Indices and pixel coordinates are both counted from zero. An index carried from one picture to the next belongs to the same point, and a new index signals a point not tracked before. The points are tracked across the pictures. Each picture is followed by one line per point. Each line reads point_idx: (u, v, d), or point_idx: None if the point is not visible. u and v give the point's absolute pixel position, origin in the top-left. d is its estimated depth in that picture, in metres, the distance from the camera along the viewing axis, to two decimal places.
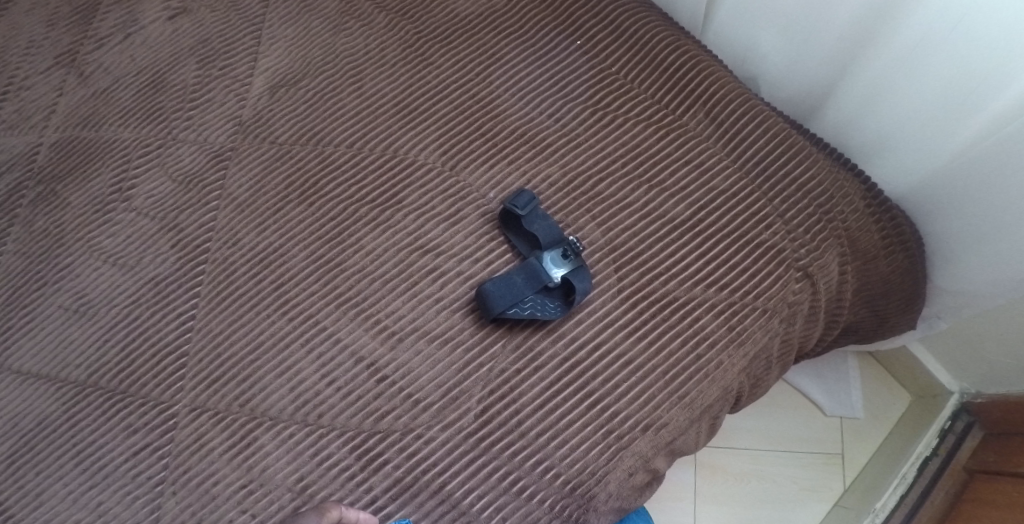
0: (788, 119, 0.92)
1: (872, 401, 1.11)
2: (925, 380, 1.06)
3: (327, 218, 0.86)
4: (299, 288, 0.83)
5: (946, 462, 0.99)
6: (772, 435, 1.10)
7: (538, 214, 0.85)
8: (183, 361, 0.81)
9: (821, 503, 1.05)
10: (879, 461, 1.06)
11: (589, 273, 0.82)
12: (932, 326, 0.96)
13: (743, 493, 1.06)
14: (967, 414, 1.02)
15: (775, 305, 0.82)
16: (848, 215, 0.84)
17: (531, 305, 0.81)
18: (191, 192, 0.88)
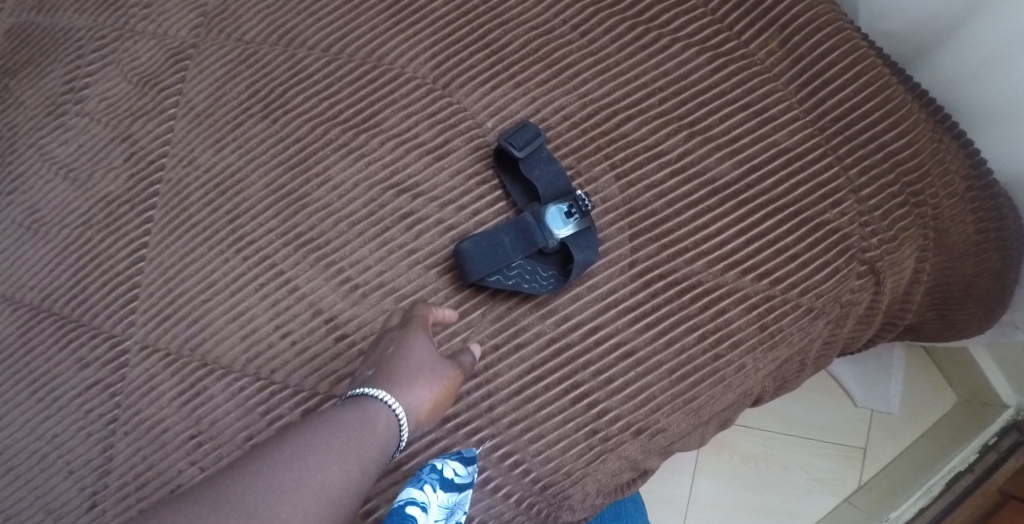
0: (886, 58, 0.71)
1: (911, 394, 0.96)
2: (980, 385, 0.91)
3: (293, 141, 0.73)
4: (255, 222, 0.72)
5: (980, 480, 0.87)
6: (792, 419, 0.96)
7: (541, 157, 0.68)
8: (134, 294, 0.74)
9: (831, 497, 0.92)
10: (905, 464, 0.92)
11: (595, 239, 0.67)
12: (1006, 334, 0.79)
13: (743, 476, 0.94)
14: (1018, 432, 0.89)
15: (824, 304, 0.66)
16: (943, 198, 0.66)
17: (519, 273, 0.67)
18: (146, 96, 0.77)
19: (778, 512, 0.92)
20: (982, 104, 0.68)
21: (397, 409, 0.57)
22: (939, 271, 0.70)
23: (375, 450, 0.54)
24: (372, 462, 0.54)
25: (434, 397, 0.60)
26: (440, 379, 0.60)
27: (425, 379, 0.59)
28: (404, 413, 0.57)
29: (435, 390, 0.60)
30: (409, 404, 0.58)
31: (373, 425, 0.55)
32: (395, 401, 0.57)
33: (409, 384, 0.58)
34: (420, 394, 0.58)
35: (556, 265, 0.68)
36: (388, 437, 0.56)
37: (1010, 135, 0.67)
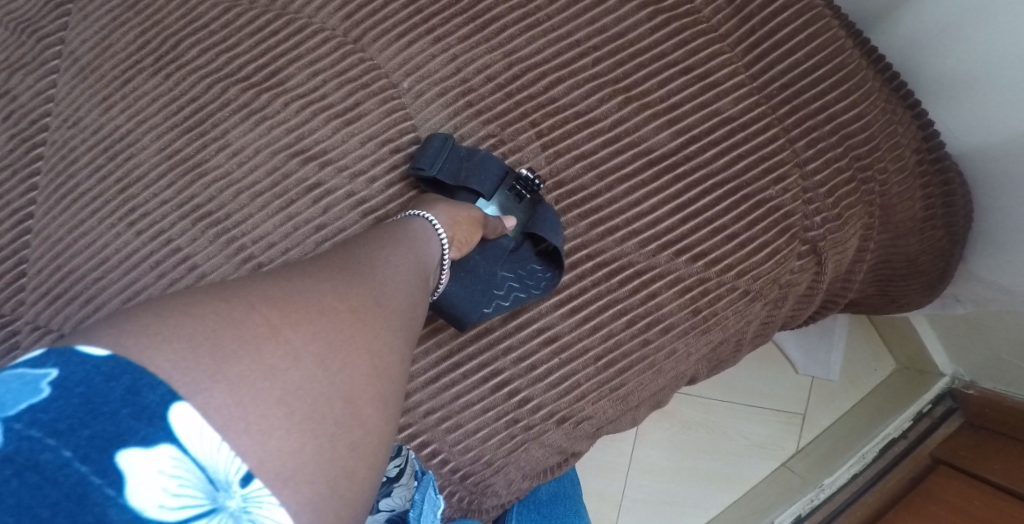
0: (841, 18, 0.64)
1: (852, 363, 0.94)
2: (918, 353, 0.89)
3: (188, 100, 0.66)
4: (149, 192, 0.65)
5: (912, 447, 0.84)
6: (732, 385, 0.93)
7: (460, 158, 0.61)
8: (20, 271, 0.67)
9: (767, 461, 0.91)
10: (842, 431, 0.90)
11: (556, 214, 0.61)
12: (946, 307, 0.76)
13: (682, 441, 0.92)
14: (952, 399, 0.86)
15: (762, 286, 0.61)
16: (893, 174, 0.61)
17: (504, 289, 0.61)
18: (24, 45, 0.69)
19: (715, 479, 0.91)
20: (938, 76, 0.62)
21: (437, 220, 0.55)
22: (884, 249, 0.65)
23: (425, 250, 0.52)
24: (432, 260, 0.52)
25: (469, 227, 0.57)
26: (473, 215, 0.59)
27: (461, 211, 0.58)
28: (449, 229, 0.55)
29: (471, 222, 0.58)
30: (449, 219, 0.56)
31: (416, 227, 0.53)
32: (434, 217, 0.55)
33: (446, 208, 0.57)
34: (458, 218, 0.57)
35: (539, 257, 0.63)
36: (436, 248, 0.53)
37: (965, 109, 0.61)
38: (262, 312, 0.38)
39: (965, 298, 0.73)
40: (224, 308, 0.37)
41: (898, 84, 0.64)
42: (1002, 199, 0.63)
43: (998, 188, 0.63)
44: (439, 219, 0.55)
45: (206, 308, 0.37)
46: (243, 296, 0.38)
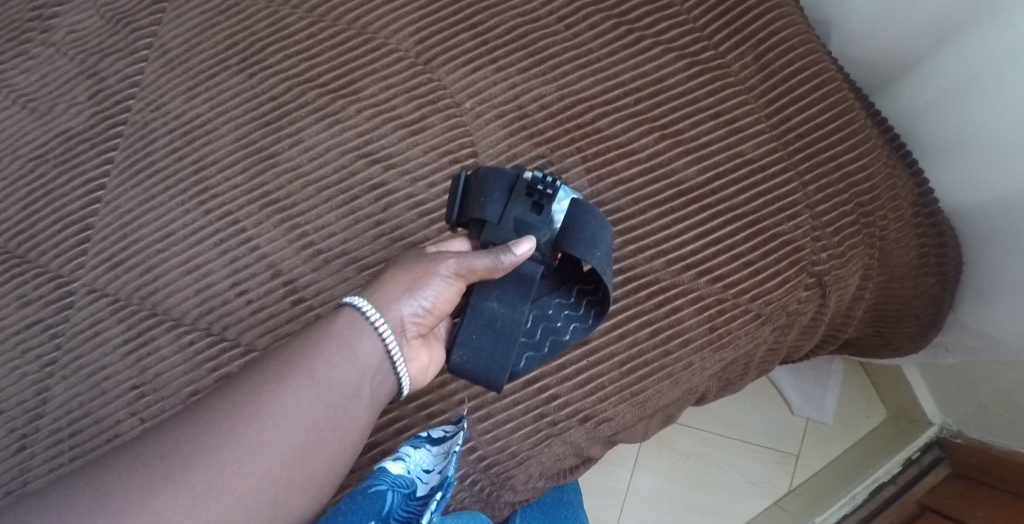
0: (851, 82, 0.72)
1: (845, 410, 1.00)
2: (908, 402, 0.95)
3: (268, 97, 0.72)
4: (221, 176, 0.71)
5: (901, 492, 0.90)
6: (731, 422, 0.99)
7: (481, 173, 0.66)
8: (85, 236, 0.72)
9: (761, 499, 0.96)
10: (833, 473, 0.95)
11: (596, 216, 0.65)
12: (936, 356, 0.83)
13: (681, 472, 0.97)
14: (939, 449, 0.92)
15: (772, 311, 0.68)
16: (891, 218, 0.68)
17: (541, 334, 0.68)
18: (118, 33, 0.74)
19: (711, 512, 0.95)
20: (936, 138, 0.70)
21: (377, 308, 0.59)
22: (882, 288, 0.72)
23: (333, 359, 0.57)
24: (338, 367, 0.57)
25: (429, 295, 0.61)
26: (443, 276, 0.61)
27: (422, 278, 0.61)
28: (393, 310, 0.60)
29: (432, 290, 0.61)
30: (393, 302, 0.60)
31: (325, 337, 0.58)
32: (379, 300, 0.60)
33: (395, 285, 0.61)
34: (412, 291, 0.61)
35: (580, 275, 0.70)
36: (357, 347, 0.58)
37: (959, 168, 0.69)
38: (115, 494, 0.49)
39: (953, 347, 0.80)
40: (91, 492, 0.50)
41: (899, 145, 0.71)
42: (994, 254, 0.70)
43: (989, 243, 0.70)
44: (381, 304, 0.60)
45: (83, 495, 0.49)
46: (107, 478, 0.50)
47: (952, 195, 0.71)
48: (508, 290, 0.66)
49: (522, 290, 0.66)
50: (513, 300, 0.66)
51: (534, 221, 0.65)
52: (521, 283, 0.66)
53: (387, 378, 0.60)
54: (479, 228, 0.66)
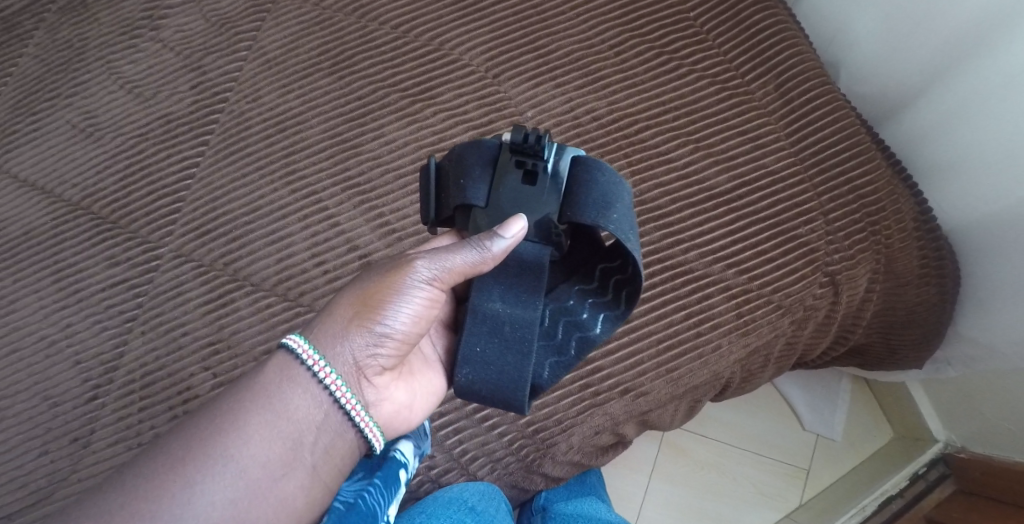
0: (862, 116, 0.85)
1: (854, 429, 1.07)
2: (915, 422, 1.02)
3: (354, 97, 0.82)
4: (308, 161, 0.79)
5: (909, 505, 0.95)
6: (745, 436, 1.06)
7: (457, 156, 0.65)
8: (177, 207, 0.78)
9: (773, 511, 1.02)
10: (842, 488, 1.02)
11: (601, 173, 0.63)
12: (938, 371, 0.91)
13: (697, 480, 1.04)
14: (944, 465, 0.98)
15: (791, 303, 0.76)
16: (893, 227, 0.78)
17: (564, 333, 0.69)
18: (221, 34, 0.84)
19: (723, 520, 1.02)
20: (932, 163, 0.82)
21: (320, 354, 0.56)
22: (888, 294, 0.81)
23: (256, 420, 0.54)
24: (262, 432, 0.53)
25: (389, 327, 0.57)
26: (404, 296, 0.57)
27: (382, 300, 0.57)
28: (341, 353, 0.56)
29: (393, 315, 0.57)
30: (341, 339, 0.56)
31: (264, 393, 0.54)
32: (324, 342, 0.56)
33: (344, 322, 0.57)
34: (366, 325, 0.57)
35: (603, 253, 0.70)
36: (298, 405, 0.55)
37: (952, 188, 0.81)
38: None
39: (955, 362, 0.89)
40: None
41: (899, 167, 0.83)
42: (987, 264, 0.81)
43: (981, 254, 0.81)
44: (327, 348, 0.56)
45: None
46: None
47: (947, 211, 0.82)
48: (515, 292, 0.64)
49: (531, 291, 0.64)
50: (524, 305, 0.63)
51: (528, 192, 0.63)
52: (534, 280, 0.64)
53: (337, 430, 0.57)
54: (466, 216, 0.64)
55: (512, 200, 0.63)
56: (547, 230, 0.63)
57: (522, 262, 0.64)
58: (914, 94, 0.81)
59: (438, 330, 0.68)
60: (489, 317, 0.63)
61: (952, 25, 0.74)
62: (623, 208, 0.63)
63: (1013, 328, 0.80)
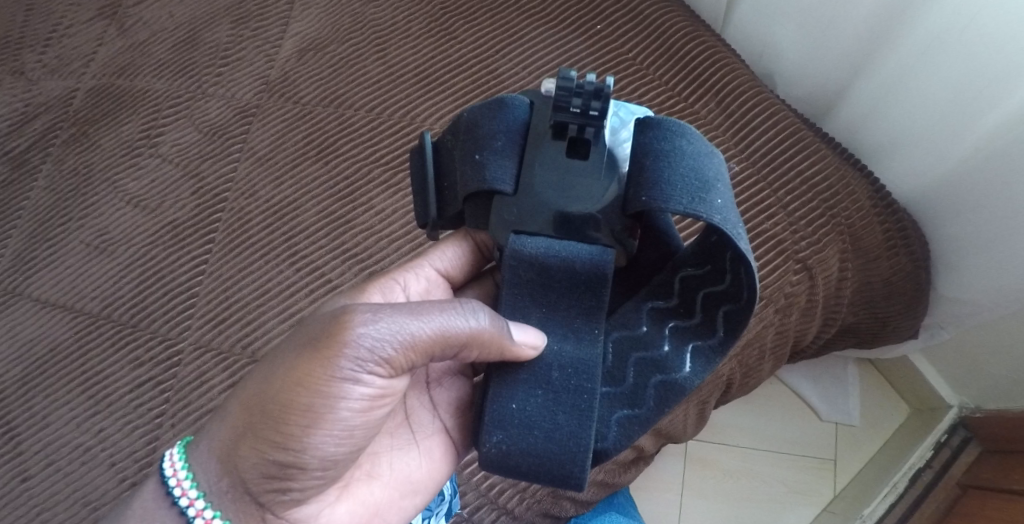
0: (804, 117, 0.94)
1: (871, 412, 1.13)
2: (927, 393, 1.07)
3: (341, 177, 0.89)
4: (308, 241, 0.86)
5: (939, 474, 1.00)
6: (765, 440, 1.12)
7: (494, 119, 0.64)
8: (191, 302, 0.84)
9: (808, 506, 1.08)
10: (870, 471, 1.07)
11: (693, 155, 0.61)
12: (933, 336, 0.98)
13: (728, 490, 1.09)
14: (964, 429, 1.02)
15: (771, 293, 0.82)
16: (852, 210, 0.84)
17: (639, 378, 0.64)
18: (215, 142, 0.92)
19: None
20: (876, 145, 0.90)
21: (194, 479, 0.57)
22: (862, 270, 0.87)
23: None
24: None
25: (302, 457, 0.55)
26: (326, 418, 0.55)
27: (310, 407, 0.54)
28: (227, 483, 0.57)
29: (313, 442, 0.55)
30: (253, 451, 0.55)
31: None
32: (207, 464, 0.57)
33: (246, 438, 0.56)
34: (277, 447, 0.55)
35: (688, 261, 0.66)
36: None
37: (900, 162, 0.88)
38: None
39: (946, 324, 0.95)
40: None
41: (846, 153, 0.91)
42: (948, 226, 0.88)
43: (940, 218, 0.88)
44: (213, 473, 0.57)
45: None
46: None
47: (902, 184, 0.90)
48: (572, 331, 0.62)
49: (591, 315, 0.62)
50: (585, 344, 0.62)
51: (571, 165, 0.62)
52: (595, 299, 0.62)
53: None
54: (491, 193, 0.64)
55: (547, 171, 0.62)
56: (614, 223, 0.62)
57: (577, 277, 0.62)
58: (842, 87, 0.91)
59: (445, 405, 0.70)
60: (538, 369, 0.61)
61: (856, 23, 0.83)
62: (722, 192, 0.61)
63: (991, 278, 0.86)
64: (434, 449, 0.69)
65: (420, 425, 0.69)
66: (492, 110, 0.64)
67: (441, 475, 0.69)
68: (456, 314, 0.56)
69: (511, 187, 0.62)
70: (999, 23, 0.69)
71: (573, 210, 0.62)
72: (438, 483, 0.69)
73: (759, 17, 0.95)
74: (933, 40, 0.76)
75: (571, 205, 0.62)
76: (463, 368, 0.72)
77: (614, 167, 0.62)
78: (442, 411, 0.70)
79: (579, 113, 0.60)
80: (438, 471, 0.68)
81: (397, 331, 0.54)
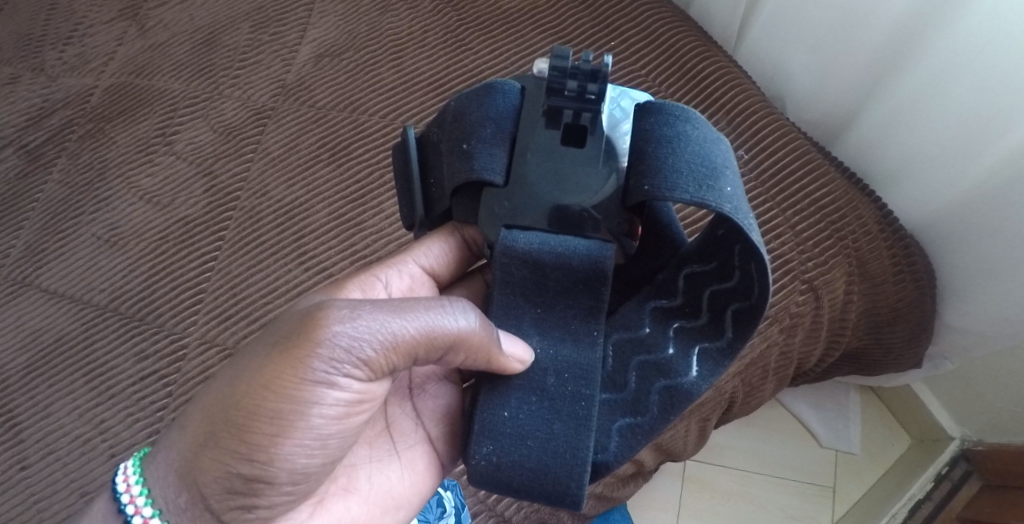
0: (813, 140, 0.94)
1: (873, 440, 1.12)
2: (929, 423, 1.06)
3: (353, 180, 0.90)
4: (317, 241, 0.86)
5: (940, 506, 0.99)
6: (765, 463, 1.11)
7: (489, 107, 0.66)
8: (198, 297, 0.84)
9: None
10: (870, 500, 1.06)
11: (696, 147, 0.62)
12: (937, 367, 0.97)
13: (726, 512, 1.08)
14: (966, 462, 1.01)
15: (777, 312, 0.82)
16: (860, 235, 0.85)
17: (641, 384, 0.64)
18: (229, 142, 0.93)
19: None
20: (885, 170, 0.91)
21: (149, 496, 0.56)
22: (867, 294, 0.87)
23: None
24: None
25: (270, 470, 0.55)
26: (296, 428, 0.55)
27: (283, 415, 0.54)
28: (185, 499, 0.56)
29: (283, 453, 0.55)
30: (219, 464, 0.55)
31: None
32: (162, 480, 0.56)
33: (209, 449, 0.55)
34: (244, 457, 0.55)
35: (693, 258, 0.67)
36: None
37: (908, 189, 0.89)
38: None
39: (950, 353, 0.95)
40: None
41: (854, 177, 0.91)
42: (953, 255, 0.88)
43: (946, 246, 0.88)
44: (170, 490, 0.56)
45: None
46: None
47: (910, 211, 0.90)
48: (569, 334, 0.62)
49: (590, 315, 0.62)
50: (582, 348, 0.62)
51: (563, 153, 0.64)
52: (594, 298, 0.62)
53: None
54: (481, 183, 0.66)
55: (537, 158, 0.64)
56: (612, 213, 0.64)
57: (574, 274, 0.62)
58: (852, 111, 0.91)
59: (430, 417, 0.70)
60: (532, 375, 0.61)
61: (869, 48, 0.84)
62: (730, 179, 0.61)
63: (995, 307, 0.86)
64: (415, 461, 0.68)
65: (402, 436, 0.69)
66: (481, 99, 0.66)
67: (422, 488, 0.68)
68: (435, 320, 0.56)
69: (502, 177, 0.64)
70: (1011, 52, 0.70)
71: (568, 200, 0.63)
72: (420, 496, 0.69)
73: (771, 40, 0.96)
74: (945, 66, 0.77)
75: (567, 195, 0.63)
76: (450, 374, 0.72)
77: (612, 156, 0.64)
78: (427, 423, 0.69)
79: (575, 97, 0.62)
80: (419, 483, 0.68)
81: (374, 336, 0.54)
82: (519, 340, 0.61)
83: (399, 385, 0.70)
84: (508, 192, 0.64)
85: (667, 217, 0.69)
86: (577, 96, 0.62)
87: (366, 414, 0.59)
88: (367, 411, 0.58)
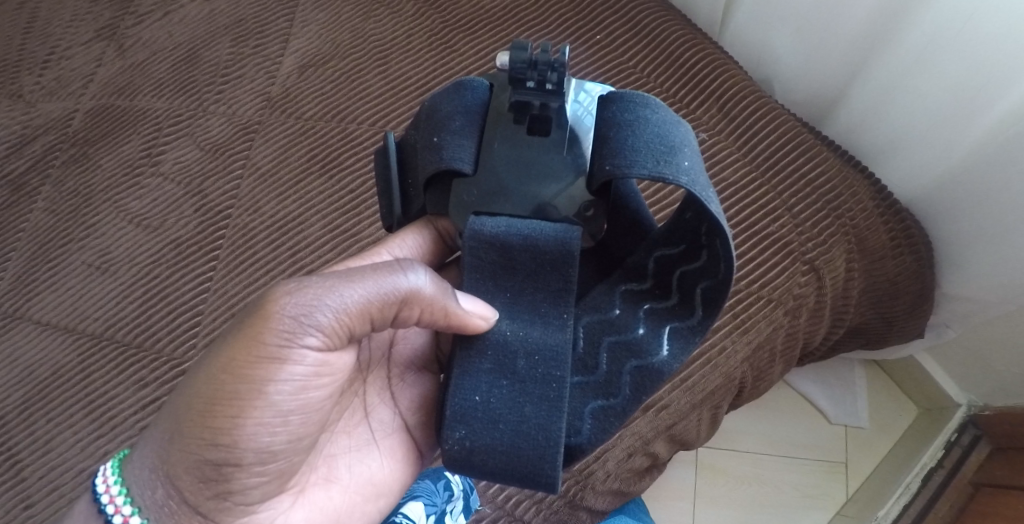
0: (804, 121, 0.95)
1: (881, 412, 1.13)
2: (935, 392, 1.07)
3: (346, 191, 0.88)
4: (314, 255, 0.85)
5: (951, 474, 0.99)
6: (777, 442, 1.12)
7: (461, 101, 0.65)
8: (196, 319, 0.82)
9: (822, 510, 1.07)
10: (881, 473, 1.07)
11: (653, 128, 0.61)
12: (940, 335, 0.98)
13: (741, 497, 1.09)
14: (974, 427, 1.02)
15: (780, 295, 0.82)
16: (857, 212, 0.85)
17: (613, 365, 0.63)
18: (217, 160, 0.91)
19: None
20: (876, 146, 0.91)
21: (127, 493, 0.56)
22: (868, 272, 0.87)
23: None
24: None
25: (236, 452, 0.55)
26: (257, 405, 0.55)
27: (241, 394, 0.54)
28: (162, 494, 0.56)
29: (245, 433, 0.54)
30: (185, 454, 0.55)
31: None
32: (140, 478, 0.56)
33: (176, 441, 0.55)
34: (208, 444, 0.54)
35: (662, 241, 0.65)
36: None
37: (902, 163, 0.89)
38: None
39: (952, 322, 0.96)
40: None
41: (847, 156, 0.91)
42: (951, 225, 0.89)
43: (943, 217, 0.89)
44: (146, 487, 0.56)
45: None
46: None
47: (905, 185, 0.91)
48: (539, 317, 0.61)
49: (559, 299, 0.61)
50: (552, 329, 0.61)
51: (529, 143, 0.64)
52: (562, 280, 0.61)
53: None
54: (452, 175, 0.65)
55: (505, 147, 0.64)
56: (576, 197, 0.63)
57: (541, 256, 0.61)
58: (841, 91, 0.92)
59: (408, 403, 0.69)
60: (540, 377, 0.59)
61: (855, 27, 0.84)
62: (688, 154, 0.60)
63: (994, 273, 0.87)
64: (394, 449, 0.68)
65: (379, 422, 0.68)
66: (452, 95, 0.66)
67: (402, 476, 0.68)
68: (382, 281, 0.56)
69: (471, 166, 0.64)
70: (999, 21, 0.70)
71: (533, 188, 0.63)
72: (399, 484, 0.68)
73: (756, 25, 0.96)
74: (931, 40, 0.77)
75: (530, 183, 0.63)
76: (428, 363, 0.72)
77: (575, 143, 0.64)
78: (402, 408, 0.69)
79: (537, 88, 0.62)
80: (398, 471, 0.68)
81: (321, 303, 0.54)
82: (481, 301, 0.60)
83: (377, 373, 0.69)
84: (477, 180, 0.64)
85: (636, 203, 0.69)
86: (539, 86, 0.62)
87: (331, 389, 0.59)
88: (331, 385, 0.58)
